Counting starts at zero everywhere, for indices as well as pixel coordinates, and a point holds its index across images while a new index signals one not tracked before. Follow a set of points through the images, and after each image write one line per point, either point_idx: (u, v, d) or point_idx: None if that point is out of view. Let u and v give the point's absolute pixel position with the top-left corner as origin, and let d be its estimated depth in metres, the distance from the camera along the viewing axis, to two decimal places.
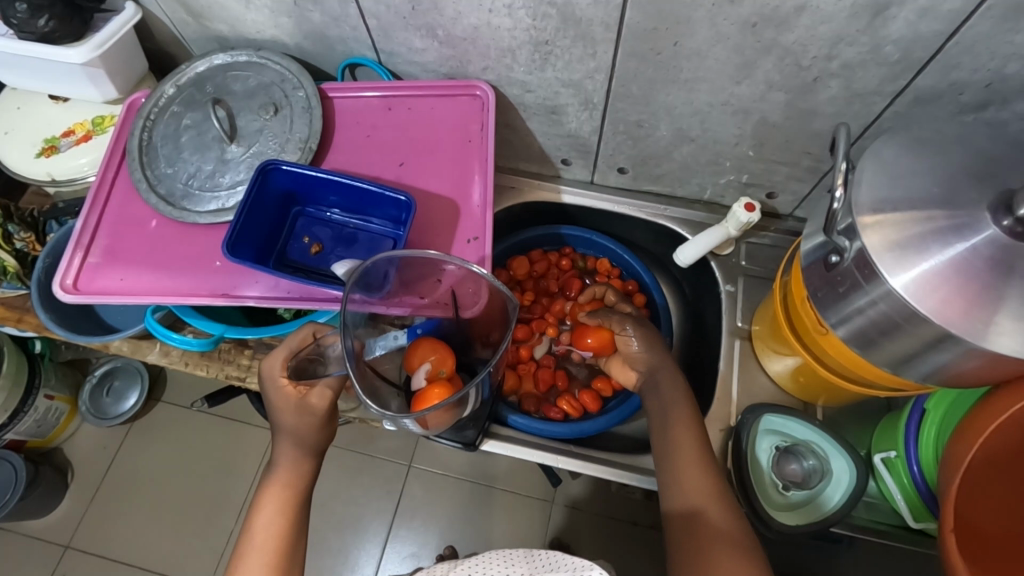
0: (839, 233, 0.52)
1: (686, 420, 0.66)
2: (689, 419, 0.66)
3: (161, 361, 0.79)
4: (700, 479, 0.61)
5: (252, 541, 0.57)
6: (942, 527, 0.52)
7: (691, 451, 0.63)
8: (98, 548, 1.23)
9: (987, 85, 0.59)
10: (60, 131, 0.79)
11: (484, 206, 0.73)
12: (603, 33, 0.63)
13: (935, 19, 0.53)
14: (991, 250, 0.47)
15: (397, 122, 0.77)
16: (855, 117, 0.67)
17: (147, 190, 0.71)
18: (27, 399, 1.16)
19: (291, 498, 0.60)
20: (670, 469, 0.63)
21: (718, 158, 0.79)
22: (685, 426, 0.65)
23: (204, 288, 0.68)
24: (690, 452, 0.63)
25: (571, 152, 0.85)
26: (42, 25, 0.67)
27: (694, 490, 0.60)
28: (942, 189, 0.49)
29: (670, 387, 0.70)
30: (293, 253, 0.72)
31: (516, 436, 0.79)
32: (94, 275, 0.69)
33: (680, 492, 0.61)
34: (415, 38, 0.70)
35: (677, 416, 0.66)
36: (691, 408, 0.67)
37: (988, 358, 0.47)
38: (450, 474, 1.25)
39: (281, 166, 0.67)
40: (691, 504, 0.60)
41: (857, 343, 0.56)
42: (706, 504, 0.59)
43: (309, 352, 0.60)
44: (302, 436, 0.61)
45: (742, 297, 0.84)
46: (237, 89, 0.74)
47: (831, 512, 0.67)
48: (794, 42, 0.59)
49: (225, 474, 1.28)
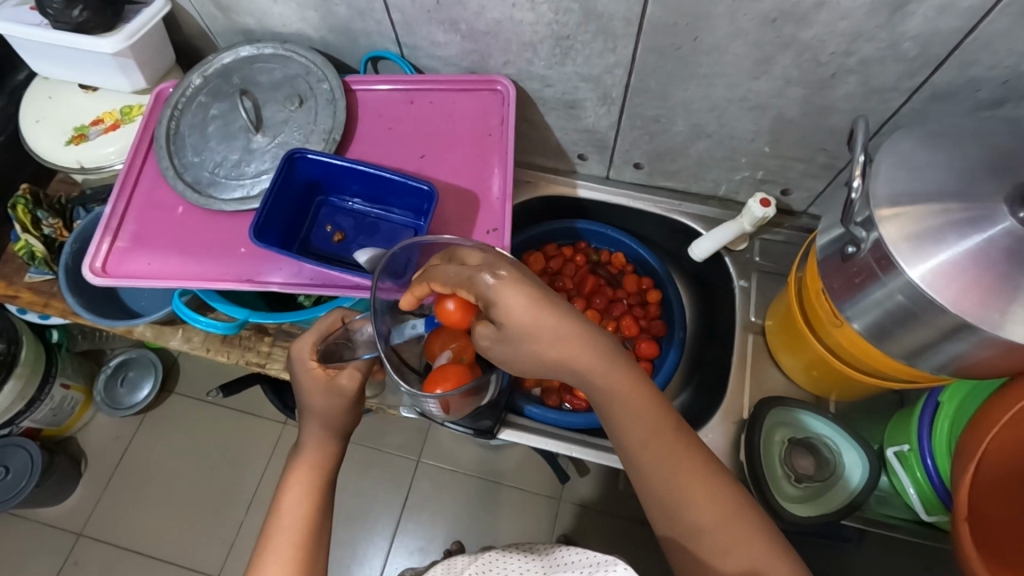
0: (857, 225, 0.53)
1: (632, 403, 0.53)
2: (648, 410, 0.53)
3: (182, 347, 0.80)
4: (689, 499, 0.52)
5: (281, 520, 0.58)
6: (956, 515, 0.54)
7: (667, 463, 0.53)
8: (111, 536, 1.25)
9: (1004, 81, 0.60)
10: (89, 120, 0.81)
11: (503, 199, 0.74)
12: (624, 27, 0.64)
13: (953, 15, 0.54)
14: (1009, 242, 0.47)
15: (419, 115, 0.78)
16: (872, 113, 0.68)
17: (174, 177, 0.72)
18: (44, 387, 1.18)
19: (318, 480, 0.61)
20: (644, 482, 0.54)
21: (733, 154, 0.80)
22: (639, 416, 0.53)
23: (229, 274, 0.69)
24: (670, 462, 0.53)
25: (587, 147, 0.86)
26: (77, 15, 0.69)
27: (678, 498, 0.52)
28: (959, 182, 0.50)
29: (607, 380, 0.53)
30: (316, 241, 0.73)
31: (531, 426, 0.80)
32: (122, 259, 0.70)
33: (670, 516, 0.52)
34: (438, 32, 0.72)
35: (632, 415, 0.53)
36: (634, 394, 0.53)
37: (1002, 347, 0.48)
38: (459, 470, 1.26)
39: (306, 154, 0.69)
40: (675, 524, 0.52)
41: (873, 334, 0.57)
42: (703, 508, 0.51)
43: (337, 335, 0.64)
44: (330, 417, 0.62)
45: (756, 292, 0.85)
46: (263, 81, 0.76)
47: (858, 493, 0.68)
48: (813, 38, 0.60)
49: (236, 465, 1.30)
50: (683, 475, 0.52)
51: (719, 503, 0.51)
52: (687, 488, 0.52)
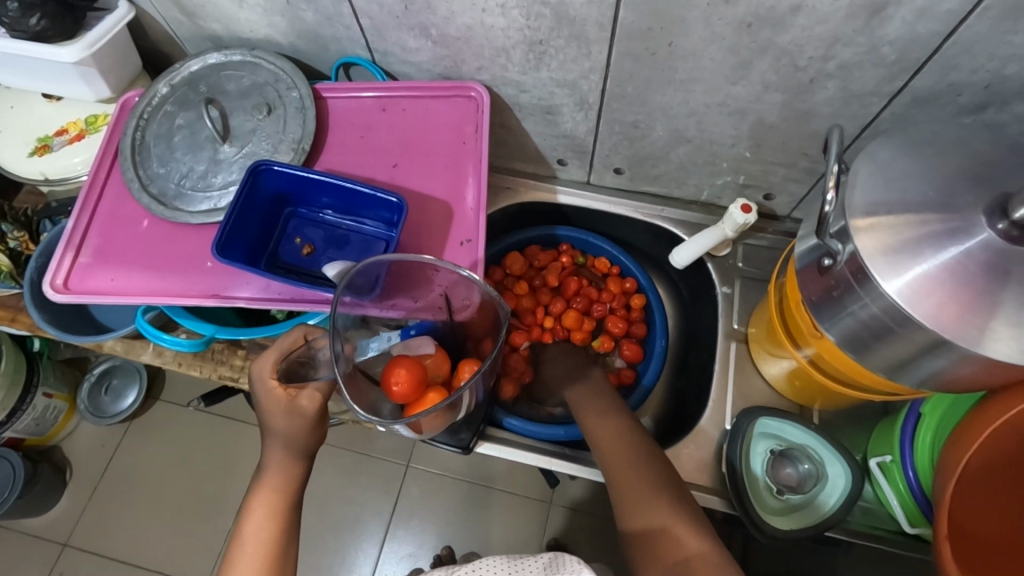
0: (832, 237, 0.52)
1: (612, 425, 0.71)
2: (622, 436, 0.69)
3: (154, 361, 0.79)
4: (654, 498, 0.60)
5: (243, 546, 0.57)
6: (937, 533, 0.52)
7: (637, 471, 0.63)
8: (97, 546, 1.23)
9: (985, 86, 0.58)
10: (53, 130, 0.79)
11: (478, 209, 0.72)
12: (597, 32, 0.62)
13: (932, 19, 0.53)
14: (987, 255, 0.46)
15: (392, 123, 0.76)
16: (852, 119, 0.66)
17: (139, 189, 0.70)
18: (25, 398, 1.15)
19: (280, 503, 0.59)
20: (620, 486, 0.63)
21: (715, 159, 0.78)
22: (614, 432, 0.69)
23: (195, 289, 0.67)
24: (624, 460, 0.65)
25: (567, 152, 0.85)
26: (34, 23, 0.67)
27: (642, 500, 0.60)
28: (939, 193, 0.49)
29: (595, 418, 0.73)
30: (285, 254, 0.72)
31: (510, 438, 0.78)
32: (85, 275, 0.68)
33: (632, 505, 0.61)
34: (409, 38, 0.70)
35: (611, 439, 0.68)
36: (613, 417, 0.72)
37: (982, 364, 0.47)
38: (448, 474, 1.24)
39: (272, 167, 0.67)
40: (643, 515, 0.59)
41: (852, 347, 0.56)
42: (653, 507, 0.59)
43: (299, 354, 0.62)
44: (293, 439, 0.60)
45: (739, 299, 0.83)
46: (230, 89, 0.74)
47: (827, 515, 0.66)
48: (790, 42, 0.58)
49: (224, 472, 1.28)
50: (644, 483, 0.62)
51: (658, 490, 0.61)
52: (631, 474, 0.63)
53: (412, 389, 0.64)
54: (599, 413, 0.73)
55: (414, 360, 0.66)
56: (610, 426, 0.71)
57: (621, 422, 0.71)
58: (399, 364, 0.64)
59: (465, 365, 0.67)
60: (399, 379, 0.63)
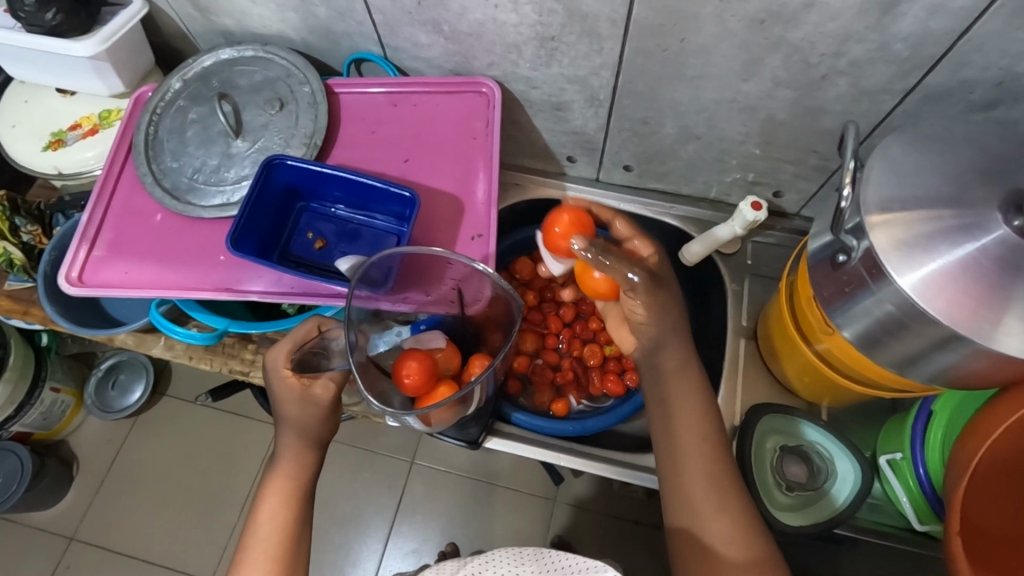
0: (847, 233, 0.52)
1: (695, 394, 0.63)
2: (704, 411, 0.62)
3: (164, 355, 0.79)
4: (713, 505, 0.58)
5: (257, 532, 0.57)
6: (947, 529, 0.52)
7: (700, 465, 0.60)
8: (103, 541, 1.24)
9: (998, 83, 0.58)
10: (66, 124, 0.79)
11: (489, 203, 0.73)
12: (609, 28, 0.62)
13: (945, 16, 0.53)
14: (1000, 251, 0.46)
15: (402, 118, 0.77)
16: (864, 116, 0.66)
17: (153, 183, 0.71)
18: (32, 392, 1.16)
19: (293, 492, 0.60)
20: (673, 483, 0.61)
21: (724, 156, 0.78)
22: (695, 408, 0.62)
23: (207, 283, 0.68)
24: (694, 442, 0.61)
25: (576, 149, 0.85)
26: (50, 18, 0.67)
27: (701, 506, 0.58)
28: (951, 189, 0.49)
29: (673, 362, 0.63)
30: (297, 248, 0.72)
31: (517, 433, 0.79)
32: (99, 268, 0.69)
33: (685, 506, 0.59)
34: (420, 33, 0.70)
35: (686, 419, 0.62)
36: (694, 375, 0.64)
37: (994, 359, 0.47)
38: (453, 471, 1.24)
39: (285, 160, 0.68)
40: (691, 520, 0.59)
41: (863, 344, 0.56)
42: (709, 518, 0.58)
43: (313, 344, 0.62)
44: (306, 428, 0.61)
45: (747, 296, 0.84)
46: (242, 84, 0.74)
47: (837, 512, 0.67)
48: (803, 39, 0.58)
49: (229, 468, 1.29)
50: (704, 484, 0.59)
51: (717, 492, 0.59)
52: (703, 468, 0.60)
53: (425, 384, 0.64)
54: (683, 375, 0.63)
55: (426, 355, 0.66)
56: (692, 393, 0.63)
57: (708, 399, 0.63)
58: (411, 357, 0.65)
59: (477, 359, 0.67)
60: (412, 373, 0.64)
